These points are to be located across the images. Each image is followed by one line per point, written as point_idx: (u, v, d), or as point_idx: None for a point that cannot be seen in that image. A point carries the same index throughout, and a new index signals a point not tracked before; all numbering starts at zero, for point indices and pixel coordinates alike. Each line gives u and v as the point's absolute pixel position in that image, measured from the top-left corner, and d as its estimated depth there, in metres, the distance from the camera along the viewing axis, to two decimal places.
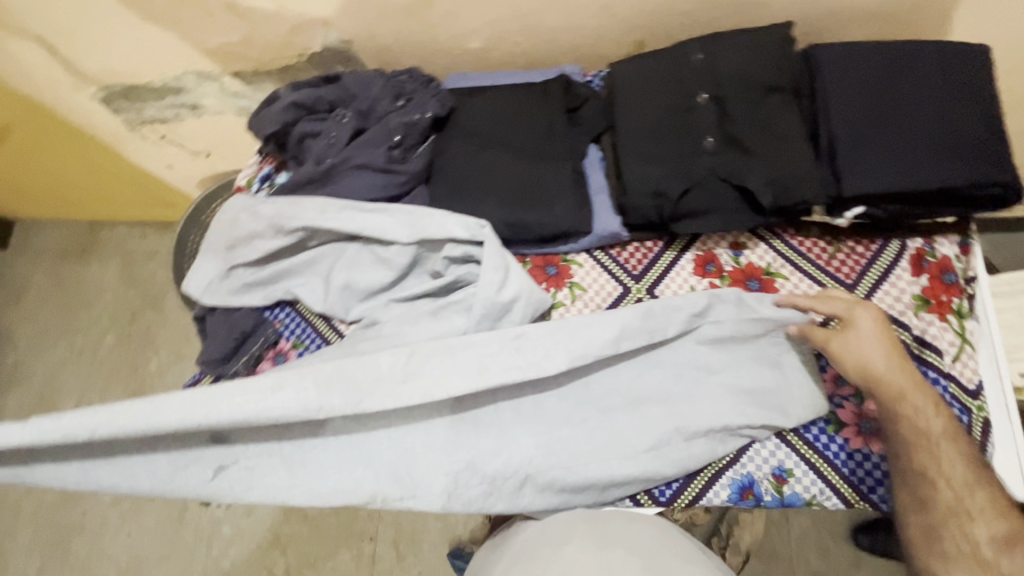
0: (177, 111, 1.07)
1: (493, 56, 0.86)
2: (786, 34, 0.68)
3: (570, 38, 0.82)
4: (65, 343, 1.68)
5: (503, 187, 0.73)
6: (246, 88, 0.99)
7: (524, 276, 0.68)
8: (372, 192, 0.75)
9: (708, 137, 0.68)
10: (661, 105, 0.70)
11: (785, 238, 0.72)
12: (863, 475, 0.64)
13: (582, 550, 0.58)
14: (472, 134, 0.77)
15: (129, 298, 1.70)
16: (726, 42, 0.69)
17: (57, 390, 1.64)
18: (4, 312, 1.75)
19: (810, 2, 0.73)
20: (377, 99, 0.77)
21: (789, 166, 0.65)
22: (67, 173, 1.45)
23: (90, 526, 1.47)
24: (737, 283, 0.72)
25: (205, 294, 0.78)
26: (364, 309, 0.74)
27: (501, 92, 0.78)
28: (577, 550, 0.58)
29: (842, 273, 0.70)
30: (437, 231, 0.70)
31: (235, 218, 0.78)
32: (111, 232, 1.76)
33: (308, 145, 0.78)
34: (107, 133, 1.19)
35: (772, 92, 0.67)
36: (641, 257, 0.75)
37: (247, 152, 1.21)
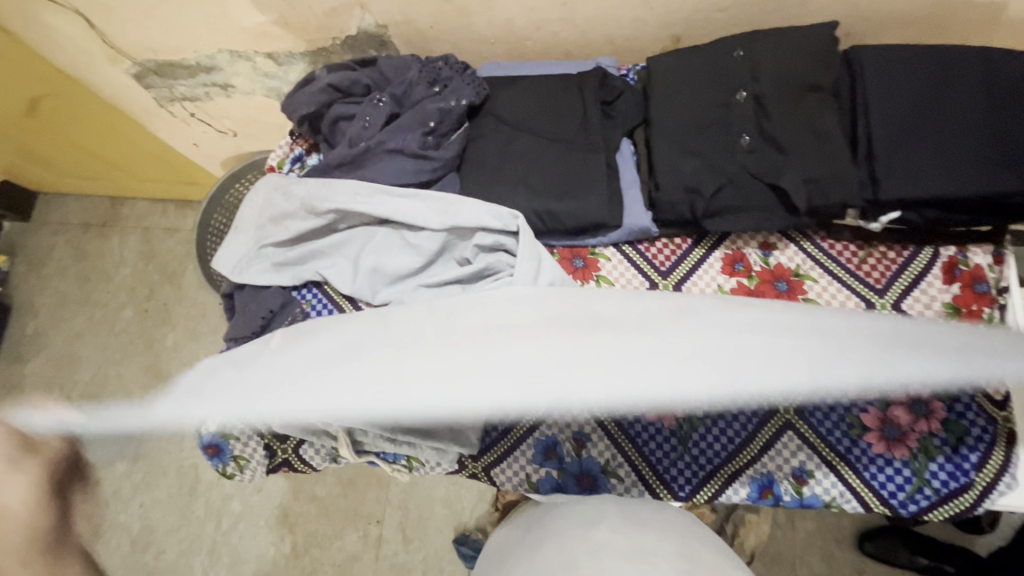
0: (208, 90, 1.08)
1: (527, 46, 0.86)
2: (829, 34, 0.67)
3: (607, 31, 0.82)
4: (84, 315, 1.71)
5: (535, 177, 0.73)
6: (278, 69, 0.99)
7: (556, 267, 0.70)
8: (403, 177, 0.75)
9: (745, 135, 0.68)
10: (697, 101, 0.70)
11: (816, 240, 0.72)
12: (884, 480, 0.64)
13: (614, 531, 0.62)
14: (505, 123, 0.77)
15: (148, 273, 1.72)
16: (768, 39, 0.69)
17: (75, 361, 1.66)
18: (24, 282, 1.78)
19: (854, 2, 0.72)
20: (413, 84, 0.77)
21: (827, 167, 0.64)
22: (94, 146, 1.46)
23: (104, 495, 1.50)
24: (764, 284, 0.72)
25: (233, 271, 0.79)
26: (391, 293, 0.75)
27: (535, 81, 0.78)
28: (609, 531, 0.62)
29: (872, 278, 0.70)
30: (470, 219, 0.71)
31: (269, 199, 0.80)
32: (132, 207, 1.78)
33: (341, 128, 0.79)
34: (137, 108, 1.20)
35: (812, 92, 0.67)
36: (669, 253, 0.75)
37: (273, 133, 1.22)
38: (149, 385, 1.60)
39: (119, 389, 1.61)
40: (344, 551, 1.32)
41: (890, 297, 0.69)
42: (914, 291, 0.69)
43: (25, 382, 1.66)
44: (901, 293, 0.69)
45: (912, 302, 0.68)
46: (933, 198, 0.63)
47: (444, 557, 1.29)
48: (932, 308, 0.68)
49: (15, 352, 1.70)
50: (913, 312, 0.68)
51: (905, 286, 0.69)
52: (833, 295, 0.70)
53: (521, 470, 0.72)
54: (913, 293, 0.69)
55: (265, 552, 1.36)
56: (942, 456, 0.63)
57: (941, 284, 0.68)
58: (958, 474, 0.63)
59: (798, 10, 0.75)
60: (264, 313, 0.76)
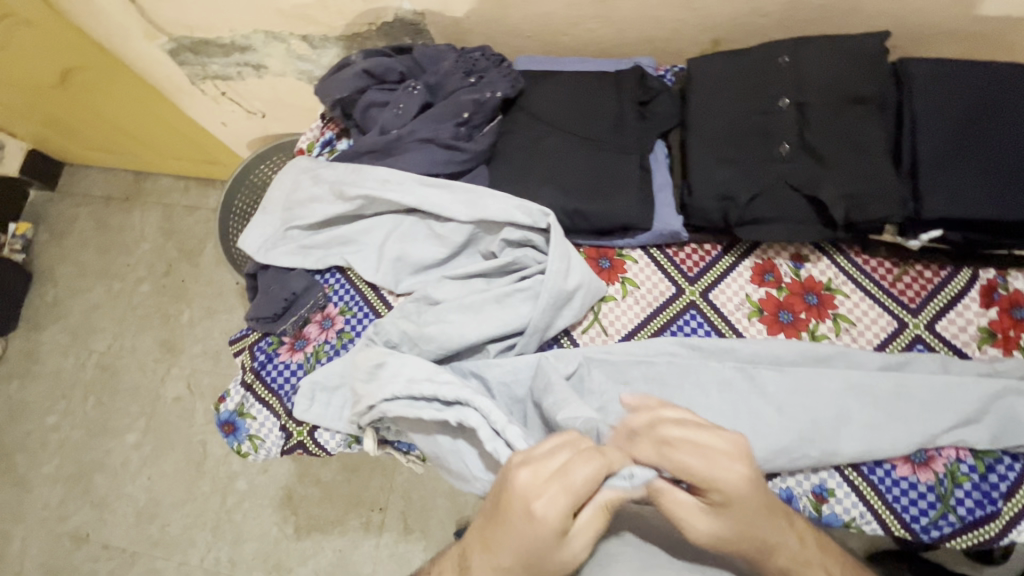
0: (240, 70, 1.08)
1: (564, 41, 0.85)
2: (879, 44, 0.65)
3: (647, 30, 0.81)
4: (103, 286, 1.73)
5: (566, 174, 0.72)
6: (312, 52, 0.99)
7: (584, 266, 0.70)
8: (433, 167, 0.74)
9: (785, 144, 0.66)
10: (738, 107, 0.69)
11: (850, 255, 0.71)
12: (907, 503, 0.62)
13: (634, 568, 0.55)
14: (539, 118, 0.76)
15: (168, 249, 1.73)
16: (816, 46, 0.67)
17: (92, 331, 1.69)
18: (46, 250, 1.80)
19: (905, 13, 0.70)
20: (448, 74, 0.77)
21: (869, 180, 0.63)
22: (124, 120, 1.47)
23: (113, 465, 1.53)
24: (794, 296, 0.70)
25: (258, 252, 0.79)
26: (414, 283, 0.75)
27: (571, 77, 0.77)
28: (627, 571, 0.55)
29: (906, 297, 0.68)
30: (499, 214, 0.70)
31: (297, 181, 0.80)
32: (156, 183, 1.80)
33: (373, 114, 0.78)
34: (168, 85, 1.20)
35: (858, 103, 0.65)
36: (697, 259, 0.74)
37: (301, 115, 1.22)
38: (162, 360, 1.62)
39: (133, 362, 1.63)
40: (345, 537, 1.33)
41: (923, 318, 0.67)
42: (949, 312, 0.67)
43: (42, 349, 1.69)
44: (935, 315, 0.67)
45: (947, 324, 0.67)
46: (977, 219, 0.61)
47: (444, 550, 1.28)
48: (967, 331, 0.66)
49: (34, 319, 1.72)
50: (947, 334, 0.67)
51: (940, 307, 0.67)
52: (863, 311, 0.69)
53: None
54: (948, 314, 0.67)
55: (267, 532, 1.37)
56: (969, 483, 0.62)
57: (978, 308, 0.67)
58: (985, 502, 0.61)
59: (846, 19, 0.73)
60: (288, 294, 0.76)
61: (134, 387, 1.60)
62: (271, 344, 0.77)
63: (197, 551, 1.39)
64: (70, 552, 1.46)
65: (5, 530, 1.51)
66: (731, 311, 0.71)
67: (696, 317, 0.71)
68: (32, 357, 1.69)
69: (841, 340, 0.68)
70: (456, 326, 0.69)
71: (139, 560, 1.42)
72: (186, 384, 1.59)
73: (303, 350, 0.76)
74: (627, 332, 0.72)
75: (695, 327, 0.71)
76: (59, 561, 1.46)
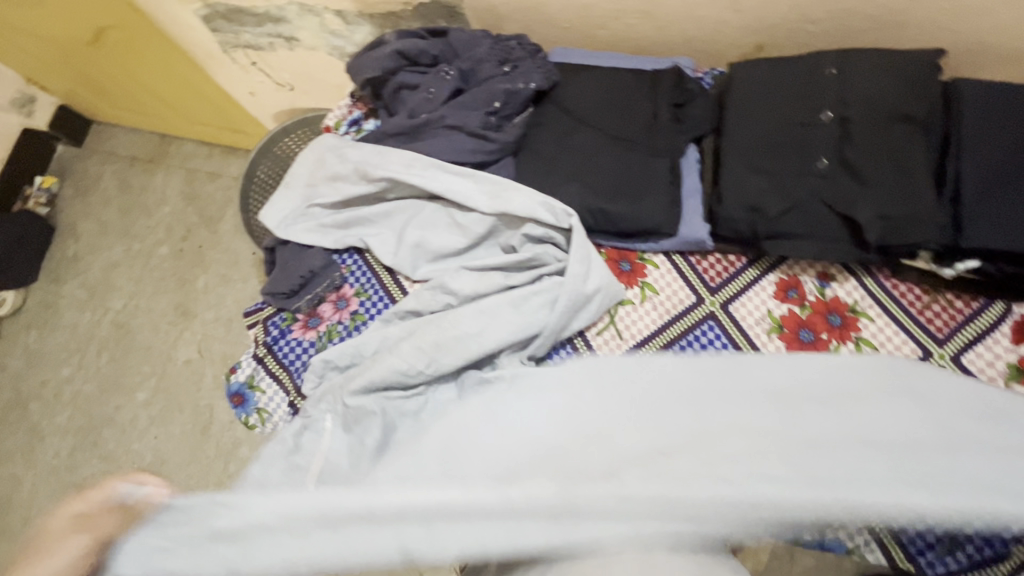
0: (272, 41, 1.08)
1: (602, 35, 0.83)
2: (931, 62, 0.63)
3: (689, 30, 0.78)
4: (123, 246, 1.75)
5: (594, 172, 0.71)
6: (344, 28, 0.98)
7: (605, 269, 0.69)
8: (460, 155, 0.73)
9: (822, 159, 0.64)
10: (777, 117, 0.67)
11: (878, 278, 0.69)
12: (912, 535, 0.62)
13: None
14: (571, 113, 0.74)
15: (188, 213, 1.75)
16: (866, 60, 0.65)
17: (109, 289, 1.71)
18: (68, 206, 1.82)
19: (961, 31, 0.67)
20: (481, 61, 0.75)
21: (909, 203, 0.60)
22: (153, 83, 1.48)
23: (122, 422, 1.56)
24: (817, 315, 0.69)
25: (278, 227, 0.79)
26: (431, 271, 0.74)
27: (607, 73, 0.75)
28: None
29: (934, 325, 0.66)
30: (521, 208, 0.69)
31: (323, 158, 0.79)
32: (180, 147, 1.81)
33: (403, 97, 0.77)
34: (200, 51, 1.20)
35: (904, 122, 0.63)
36: (721, 269, 0.72)
37: (329, 90, 1.21)
38: (175, 324, 1.64)
39: (147, 322, 1.65)
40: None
41: (949, 349, 0.65)
42: (978, 345, 0.65)
43: (60, 303, 1.72)
44: (963, 346, 0.65)
45: (974, 356, 0.64)
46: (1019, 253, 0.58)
47: None
48: (994, 366, 0.64)
49: (54, 273, 1.75)
50: (973, 367, 0.64)
51: (968, 339, 0.65)
52: (887, 336, 0.67)
53: None
54: (976, 346, 0.65)
55: None
56: None
57: (1008, 343, 0.64)
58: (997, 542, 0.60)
59: (898, 33, 0.70)
60: (305, 272, 0.76)
61: (146, 347, 1.63)
62: (284, 320, 0.77)
63: None
64: None
65: (15, 475, 1.55)
66: (751, 325, 0.70)
67: (714, 328, 0.70)
68: (51, 309, 1.72)
69: None
70: (442, 328, 0.68)
71: None
72: (196, 348, 1.61)
73: (315, 329, 0.76)
74: (642, 338, 0.71)
75: (712, 338, 0.69)
76: None
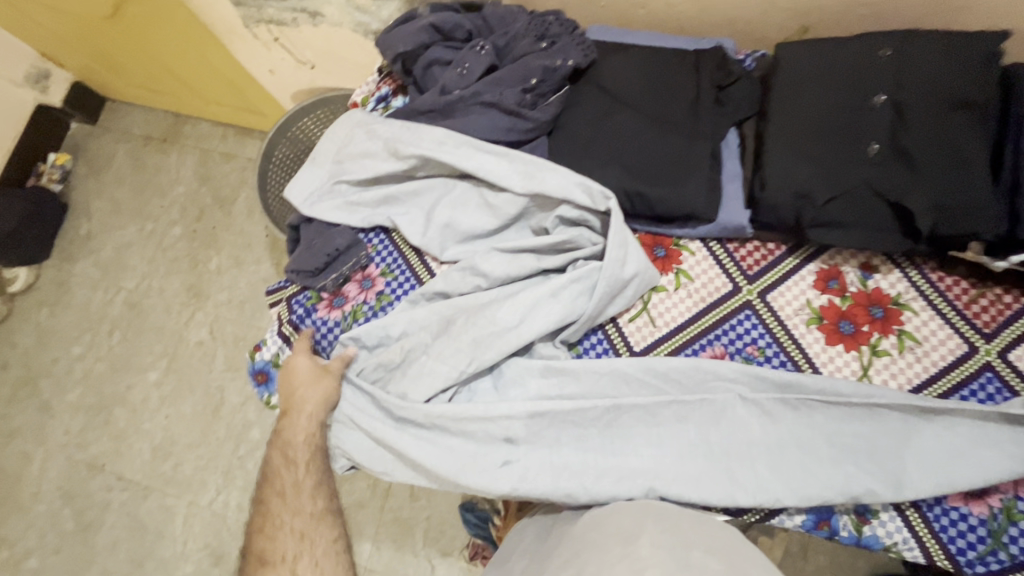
0: (297, 16, 1.05)
1: (640, 14, 0.81)
2: (993, 44, 0.60)
3: (731, 10, 0.76)
4: (136, 225, 1.74)
5: (632, 153, 0.69)
6: (372, 4, 0.96)
7: (642, 254, 0.67)
8: (494, 133, 0.72)
9: (873, 144, 0.62)
10: (827, 100, 0.64)
11: (924, 270, 0.67)
12: (954, 534, 0.60)
13: (656, 545, 0.52)
14: (609, 92, 0.72)
15: (201, 194, 1.73)
16: (922, 42, 0.62)
17: (121, 268, 1.70)
18: (81, 183, 1.81)
19: (1023, 15, 0.65)
20: (518, 37, 0.73)
21: (965, 192, 0.58)
22: (171, 60, 1.46)
23: (133, 401, 1.56)
24: (857, 307, 0.67)
25: (303, 203, 0.78)
26: (460, 252, 0.73)
27: (647, 52, 0.73)
28: (651, 545, 0.52)
29: (980, 320, 0.64)
30: (557, 189, 0.67)
31: (352, 134, 0.78)
32: (195, 127, 1.79)
33: (436, 72, 0.75)
34: (222, 26, 1.18)
35: (962, 107, 0.60)
36: (759, 258, 0.70)
37: (351, 69, 1.19)
38: (188, 304, 1.63)
39: (159, 303, 1.65)
40: (349, 494, 1.33)
41: (996, 345, 0.63)
42: None
43: (72, 280, 1.71)
44: (1010, 342, 0.63)
45: (1022, 353, 0.62)
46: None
47: (447, 520, 1.28)
48: None
49: (66, 250, 1.75)
50: (1021, 364, 0.62)
51: (1016, 335, 0.63)
52: (931, 330, 0.65)
53: None
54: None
55: None
56: None
57: None
58: None
59: (954, 16, 0.68)
60: (332, 250, 0.74)
61: (158, 327, 1.62)
62: (310, 299, 0.76)
63: (208, 493, 1.42)
64: (85, 480, 1.50)
65: (25, 452, 1.55)
66: (789, 315, 0.68)
67: (750, 317, 0.68)
68: (63, 287, 1.71)
69: (903, 358, 0.64)
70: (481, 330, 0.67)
71: (151, 494, 1.46)
72: (209, 329, 1.60)
73: (343, 308, 0.74)
74: (676, 326, 0.69)
75: (748, 327, 0.68)
76: (75, 487, 1.50)
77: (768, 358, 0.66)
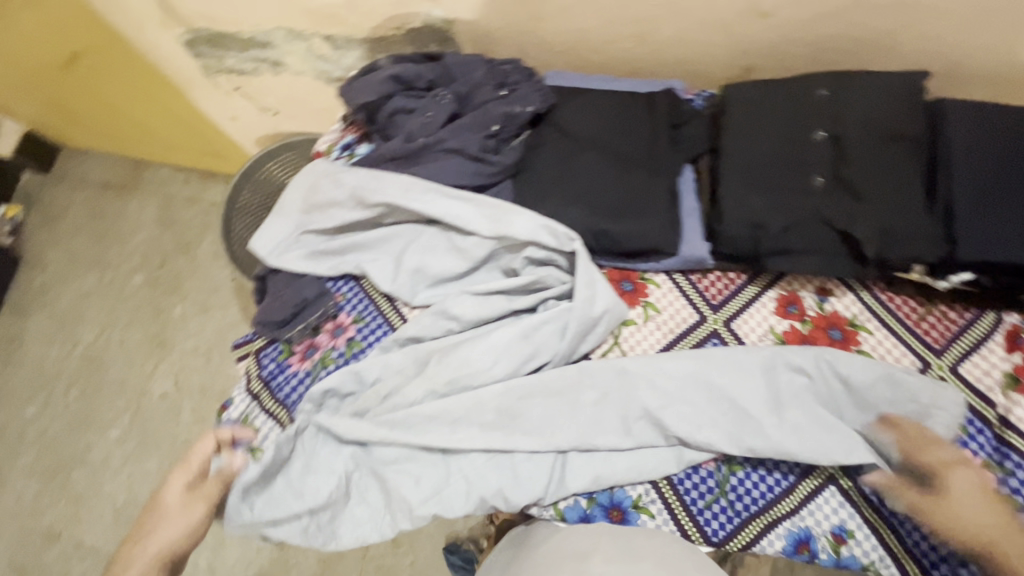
0: (258, 66, 1.06)
1: (595, 59, 0.84)
2: (917, 82, 0.65)
3: (679, 53, 0.80)
4: (94, 275, 1.68)
5: (595, 193, 0.71)
6: (333, 53, 0.97)
7: (610, 290, 0.68)
8: (459, 178, 0.73)
9: (819, 176, 0.66)
10: (773, 135, 0.68)
11: (875, 292, 0.70)
12: (926, 549, 0.62)
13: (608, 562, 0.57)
14: (569, 135, 0.74)
15: (164, 240, 1.69)
16: (854, 81, 0.67)
17: (78, 321, 1.63)
18: (34, 235, 1.74)
19: (939, 54, 0.71)
20: (478, 85, 0.75)
21: (906, 218, 0.62)
22: (129, 108, 1.44)
23: (93, 461, 1.48)
24: (818, 330, 0.69)
25: (269, 255, 0.77)
26: (431, 296, 0.73)
27: (602, 96, 0.76)
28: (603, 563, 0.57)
29: (931, 337, 0.68)
30: (523, 231, 0.69)
31: (316, 182, 0.78)
32: (155, 173, 1.76)
33: (398, 120, 0.76)
34: (182, 75, 1.18)
35: (895, 140, 0.65)
36: (721, 287, 0.73)
37: (314, 114, 1.20)
38: (151, 355, 1.57)
39: (120, 355, 1.58)
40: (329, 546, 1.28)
41: (947, 360, 0.66)
42: (973, 355, 0.66)
43: (25, 337, 1.63)
44: (959, 357, 0.67)
45: (971, 367, 0.66)
46: (1013, 263, 0.60)
47: (432, 566, 1.24)
48: (991, 376, 0.65)
49: (18, 305, 1.67)
50: (971, 377, 0.66)
51: (963, 350, 0.67)
52: (888, 349, 0.68)
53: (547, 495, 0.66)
54: (972, 357, 0.66)
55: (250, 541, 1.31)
56: None
57: (1003, 352, 0.66)
58: None
59: (881, 56, 0.73)
60: (297, 300, 0.74)
61: (119, 380, 1.55)
62: (280, 353, 0.74)
63: None
64: (40, 551, 1.41)
65: None
66: (754, 342, 0.70)
67: (718, 346, 0.70)
68: (14, 343, 1.63)
69: None
70: (453, 364, 0.68)
71: None
72: (173, 380, 1.54)
73: (314, 359, 0.73)
74: None
75: None
76: (28, 559, 1.40)
77: None
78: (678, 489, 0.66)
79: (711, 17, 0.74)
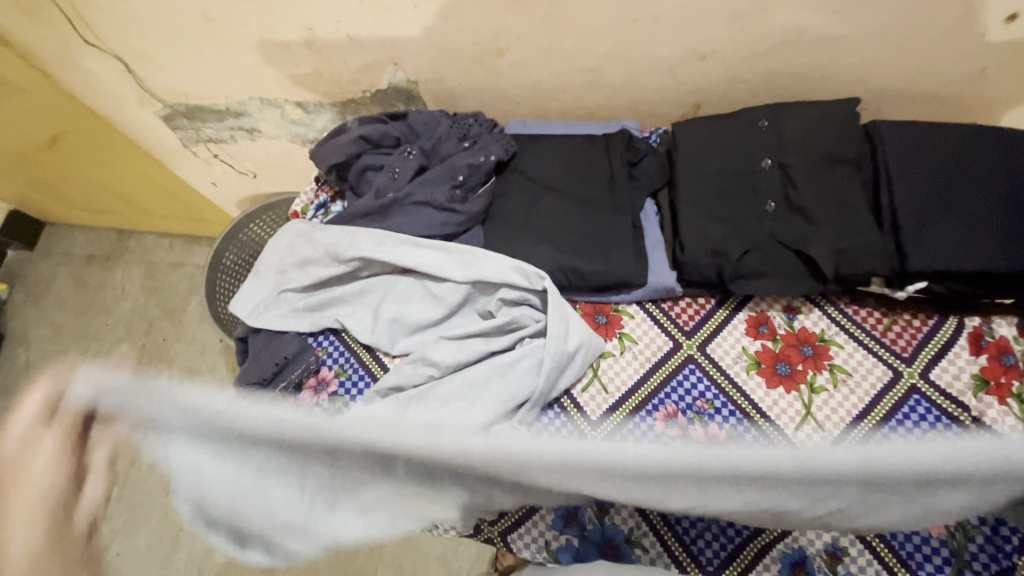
0: (234, 133, 1.10)
1: (553, 106, 0.89)
2: (851, 109, 0.70)
3: (632, 95, 0.85)
4: (78, 348, 1.67)
5: (561, 233, 0.74)
6: (306, 117, 1.01)
7: (583, 325, 0.70)
8: (430, 229, 0.75)
9: (771, 202, 0.69)
10: (724, 167, 0.71)
11: (840, 305, 0.72)
12: (919, 559, 0.62)
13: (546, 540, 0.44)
14: (533, 181, 0.78)
15: (149, 307, 1.70)
16: (793, 111, 0.71)
17: None
18: (16, 312, 1.74)
19: (868, 80, 0.76)
20: (443, 139, 0.79)
21: (855, 236, 0.65)
22: (110, 181, 1.47)
23: None
24: (789, 347, 0.71)
25: (249, 316, 0.78)
26: (410, 344, 0.74)
27: (562, 140, 0.80)
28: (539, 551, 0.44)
29: (898, 345, 0.70)
30: (495, 274, 0.71)
31: (290, 245, 0.80)
32: (138, 241, 1.78)
33: (369, 178, 0.79)
34: (161, 147, 1.21)
35: (837, 163, 0.68)
36: (692, 313, 0.75)
37: (292, 175, 1.23)
38: None
39: None
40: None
41: (917, 367, 0.68)
42: (941, 360, 0.68)
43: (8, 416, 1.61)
44: (928, 363, 0.68)
45: (940, 372, 0.68)
46: (965, 270, 0.63)
47: None
48: (961, 379, 0.67)
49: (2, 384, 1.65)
50: (942, 382, 0.67)
51: (931, 356, 0.69)
52: (858, 361, 0.70)
53: (540, 537, 0.68)
54: (940, 362, 0.68)
55: None
56: (981, 537, 0.61)
57: (968, 355, 0.68)
58: (999, 556, 0.61)
59: (817, 85, 0.78)
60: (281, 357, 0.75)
61: None
62: None
63: None
64: None
65: None
66: (729, 364, 0.71)
67: (695, 371, 0.71)
68: None
69: (839, 392, 0.68)
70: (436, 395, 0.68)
71: None
72: None
73: None
74: (627, 389, 0.71)
75: (694, 381, 0.71)
76: None
77: (718, 409, 0.69)
78: (668, 519, 0.65)
79: (657, 61, 0.79)
